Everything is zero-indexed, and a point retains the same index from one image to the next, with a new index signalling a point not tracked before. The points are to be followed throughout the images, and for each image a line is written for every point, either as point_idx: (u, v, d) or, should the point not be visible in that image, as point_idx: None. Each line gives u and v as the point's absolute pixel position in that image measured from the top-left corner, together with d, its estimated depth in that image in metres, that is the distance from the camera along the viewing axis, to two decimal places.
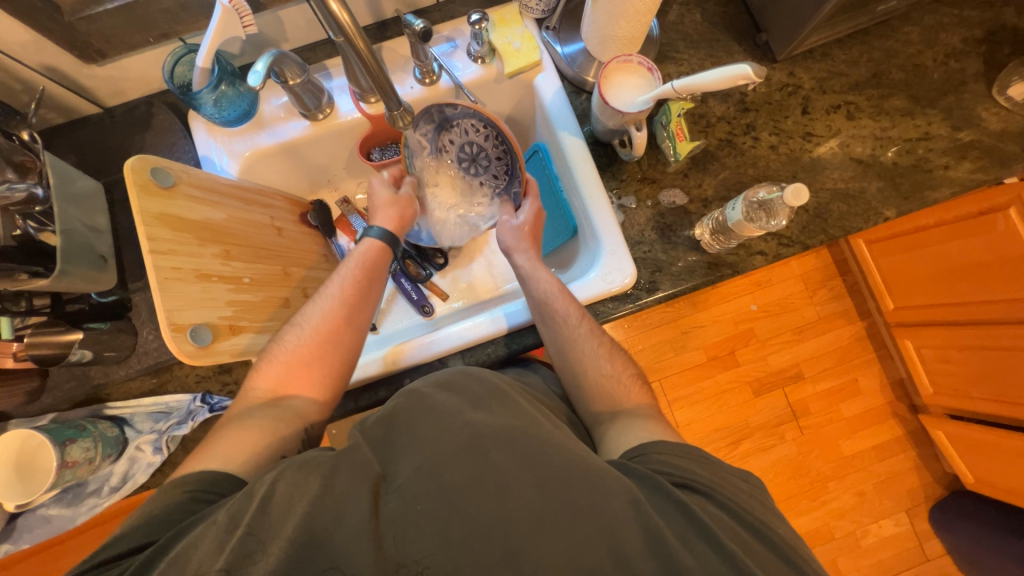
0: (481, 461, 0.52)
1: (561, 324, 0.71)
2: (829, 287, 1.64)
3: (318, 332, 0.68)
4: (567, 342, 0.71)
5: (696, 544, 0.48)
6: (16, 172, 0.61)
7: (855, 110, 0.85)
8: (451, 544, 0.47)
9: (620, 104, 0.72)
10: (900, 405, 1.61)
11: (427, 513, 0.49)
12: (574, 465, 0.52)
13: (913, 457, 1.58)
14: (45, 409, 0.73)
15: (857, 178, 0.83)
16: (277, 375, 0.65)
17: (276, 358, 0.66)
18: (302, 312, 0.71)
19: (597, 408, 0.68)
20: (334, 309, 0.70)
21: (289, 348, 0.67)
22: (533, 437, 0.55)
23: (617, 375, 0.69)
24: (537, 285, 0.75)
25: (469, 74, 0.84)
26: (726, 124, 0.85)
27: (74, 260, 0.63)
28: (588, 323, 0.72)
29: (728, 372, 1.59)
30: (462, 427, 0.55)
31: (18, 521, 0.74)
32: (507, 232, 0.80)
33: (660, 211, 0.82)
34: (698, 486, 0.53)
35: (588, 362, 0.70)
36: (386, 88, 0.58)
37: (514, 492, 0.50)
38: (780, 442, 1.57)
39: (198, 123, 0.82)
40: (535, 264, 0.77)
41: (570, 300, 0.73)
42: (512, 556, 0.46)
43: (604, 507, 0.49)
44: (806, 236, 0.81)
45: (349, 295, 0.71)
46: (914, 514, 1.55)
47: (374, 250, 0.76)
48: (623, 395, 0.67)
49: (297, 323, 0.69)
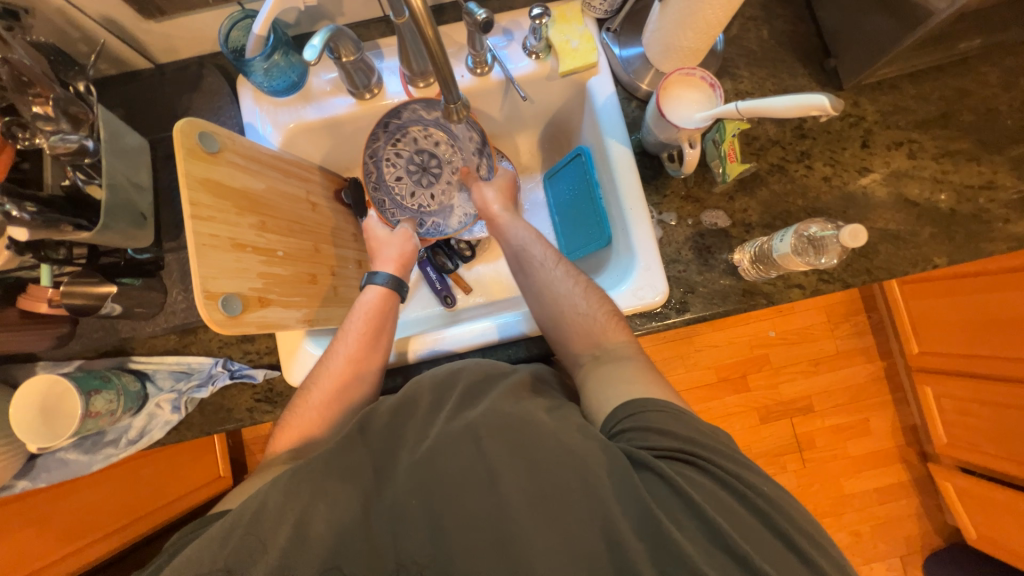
0: (474, 450, 0.52)
1: (538, 267, 0.75)
2: (853, 322, 1.59)
3: (328, 393, 0.68)
4: (542, 285, 0.73)
5: (687, 524, 0.47)
6: (70, 123, 0.60)
7: (918, 149, 0.81)
8: (444, 533, 0.49)
9: (677, 118, 0.69)
10: (910, 452, 1.57)
11: (419, 506, 0.50)
12: (568, 453, 0.50)
13: (915, 505, 1.55)
14: (73, 355, 0.75)
15: (909, 220, 0.80)
16: (289, 437, 0.65)
17: (290, 423, 0.66)
18: (311, 374, 0.71)
19: (578, 349, 0.68)
20: (341, 366, 0.70)
21: (301, 410, 0.67)
22: (527, 426, 0.53)
23: (594, 312, 0.69)
24: (517, 235, 0.80)
25: (522, 69, 0.83)
26: (780, 149, 0.82)
27: (116, 215, 0.63)
28: (564, 266, 0.75)
29: (738, 395, 1.57)
30: (455, 421, 0.54)
31: (38, 460, 0.76)
32: (487, 191, 0.86)
33: (700, 231, 0.80)
34: (683, 455, 0.51)
35: (564, 301, 0.71)
36: (453, 87, 0.57)
37: (505, 482, 0.49)
38: (781, 472, 1.55)
39: (246, 90, 0.82)
40: (512, 217, 0.83)
41: (547, 246, 0.78)
42: (505, 545, 0.47)
43: (595, 491, 0.48)
44: (848, 274, 0.78)
45: (355, 351, 0.71)
46: (907, 561, 1.52)
47: (378, 298, 0.76)
48: (600, 333, 0.67)
49: (307, 386, 0.70)
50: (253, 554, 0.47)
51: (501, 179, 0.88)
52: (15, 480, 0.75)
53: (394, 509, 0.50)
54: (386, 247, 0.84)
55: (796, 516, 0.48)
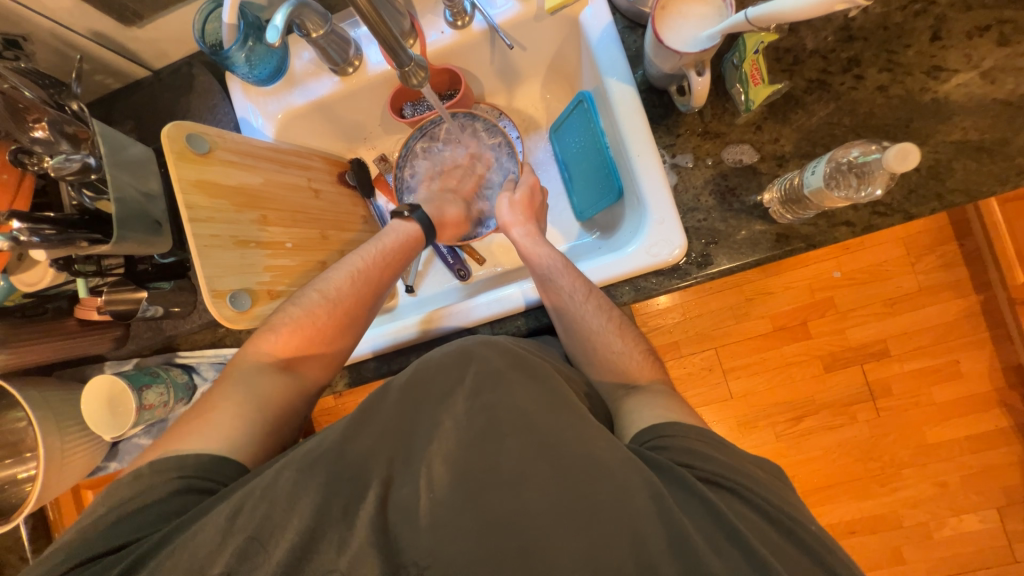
0: (495, 448, 0.51)
1: (566, 302, 0.68)
2: (939, 253, 1.37)
3: (346, 299, 0.70)
4: (573, 320, 0.67)
5: (724, 548, 0.44)
6: (70, 143, 0.65)
7: (1013, 30, 0.64)
8: (462, 535, 0.47)
9: (678, 43, 0.60)
10: (1012, 394, 1.37)
11: (443, 503, 0.49)
12: (592, 461, 0.48)
13: (1017, 453, 1.36)
14: (129, 355, 0.83)
15: (1001, 124, 0.64)
16: (290, 341, 0.66)
17: (295, 325, 0.67)
18: (323, 279, 0.72)
19: (611, 381, 0.65)
20: (360, 286, 0.72)
21: (308, 315, 0.68)
22: (552, 425, 0.52)
23: (629, 352, 0.66)
24: (541, 262, 0.73)
25: (505, 13, 0.75)
26: (821, 59, 0.68)
27: (129, 226, 0.67)
28: (596, 298, 0.68)
29: (796, 344, 1.44)
30: (479, 411, 0.54)
31: (120, 446, 0.88)
32: (505, 205, 0.80)
33: (723, 171, 0.70)
34: (724, 481, 0.48)
35: (598, 339, 0.66)
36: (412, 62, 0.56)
37: (529, 487, 0.48)
38: (850, 423, 1.42)
39: (235, 84, 0.82)
40: (533, 240, 0.76)
41: (575, 276, 0.70)
42: (526, 554, 0.45)
43: (624, 501, 0.46)
44: (913, 202, 0.65)
45: (376, 275, 0.73)
46: (1007, 514, 1.36)
47: (407, 232, 0.78)
48: (635, 370, 0.64)
49: (318, 290, 0.70)
50: (262, 554, 0.46)
51: (524, 188, 0.81)
52: (107, 462, 0.89)
53: (411, 496, 0.50)
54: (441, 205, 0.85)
55: (841, 553, 0.45)
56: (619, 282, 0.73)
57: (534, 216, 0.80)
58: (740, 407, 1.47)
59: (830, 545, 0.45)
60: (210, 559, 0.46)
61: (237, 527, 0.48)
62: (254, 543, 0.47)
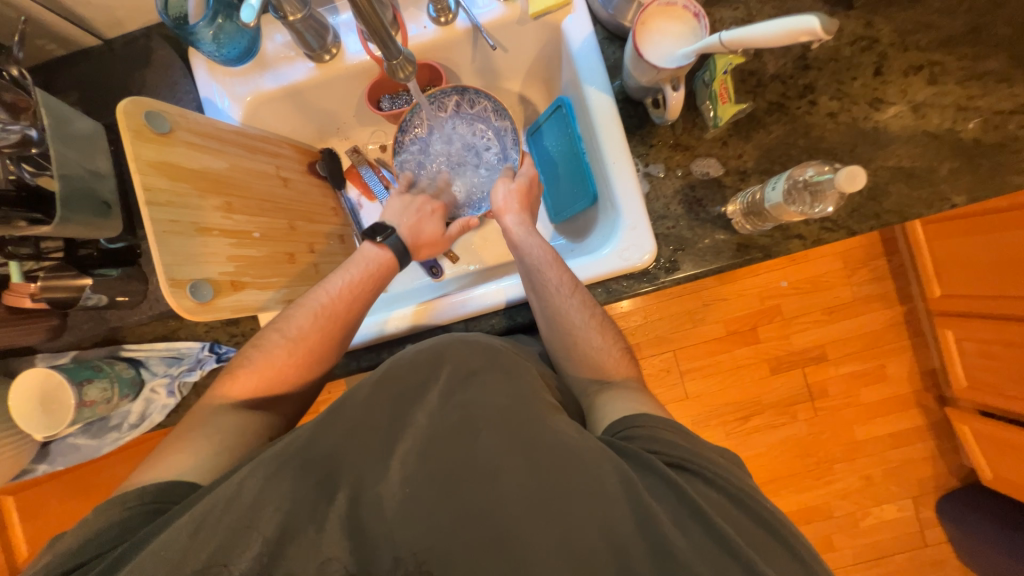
0: (470, 440, 0.51)
1: (552, 294, 0.69)
2: (871, 267, 1.51)
3: (309, 344, 0.67)
4: (556, 313, 0.68)
5: (688, 526, 0.46)
6: (9, 112, 0.57)
7: (940, 72, 0.72)
8: (440, 529, 0.47)
9: (657, 58, 0.63)
10: (927, 395, 1.53)
11: (418, 497, 0.49)
12: (566, 450, 0.50)
13: (930, 448, 1.53)
14: (66, 347, 0.76)
15: (927, 155, 0.72)
16: (253, 385, 0.64)
17: (257, 368, 0.64)
18: (286, 318, 0.68)
19: (587, 377, 0.67)
20: (325, 319, 0.68)
21: (271, 358, 0.65)
22: (527, 418, 0.53)
23: (607, 349, 0.67)
24: (530, 252, 0.73)
25: (489, 13, 0.76)
26: (781, 84, 0.74)
27: (74, 207, 0.62)
28: (580, 294, 0.69)
29: (747, 347, 1.53)
30: (456, 407, 0.54)
31: (52, 447, 0.80)
32: (502, 190, 0.79)
33: (691, 182, 0.75)
34: (690, 465, 0.51)
35: (579, 334, 0.67)
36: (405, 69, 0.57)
37: (506, 476, 0.49)
38: (791, 421, 1.54)
39: (198, 61, 0.77)
40: (527, 229, 0.75)
41: (563, 270, 0.70)
42: (503, 543, 0.46)
43: (596, 490, 0.47)
44: (855, 220, 0.72)
45: (343, 307, 0.69)
46: (920, 503, 1.52)
47: (377, 257, 0.74)
48: (611, 367, 0.66)
49: (281, 331, 0.67)
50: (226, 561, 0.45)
51: (523, 181, 0.80)
52: (35, 464, 0.80)
53: (384, 492, 0.49)
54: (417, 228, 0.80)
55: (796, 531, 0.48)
56: (592, 283, 0.75)
57: (529, 208, 0.80)
58: (693, 407, 1.54)
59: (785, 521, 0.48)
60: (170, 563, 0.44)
61: (203, 525, 0.45)
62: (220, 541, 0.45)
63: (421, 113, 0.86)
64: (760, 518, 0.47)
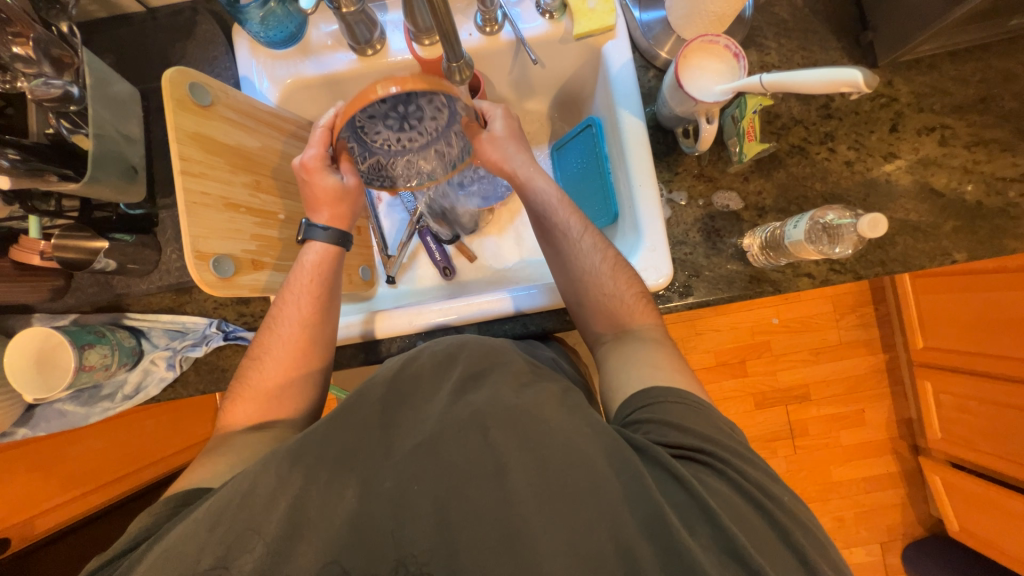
0: (480, 438, 0.51)
1: (561, 238, 0.70)
2: (859, 313, 1.57)
3: (281, 364, 0.66)
4: (568, 258, 0.69)
5: (698, 527, 0.46)
6: (53, 66, 0.59)
7: (950, 135, 0.76)
8: (448, 528, 0.47)
9: (695, 90, 0.66)
10: (902, 444, 1.58)
11: (426, 489, 0.49)
12: (574, 448, 0.50)
13: (901, 496, 1.56)
14: (68, 309, 0.75)
15: (933, 212, 0.75)
16: (253, 400, 0.65)
17: (242, 394, 0.66)
18: (257, 344, 0.69)
19: (601, 328, 0.68)
20: (290, 332, 0.67)
21: (254, 381, 0.66)
22: (535, 419, 0.52)
23: (620, 293, 0.67)
24: (537, 196, 0.72)
25: (534, 29, 0.78)
26: (803, 129, 0.78)
27: (104, 168, 0.62)
28: (592, 236, 0.70)
29: (735, 380, 1.57)
30: (462, 405, 0.54)
31: (37, 410, 0.77)
32: (491, 142, 0.69)
33: (711, 213, 0.77)
34: (699, 455, 0.51)
35: (591, 280, 0.68)
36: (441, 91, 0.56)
37: (514, 474, 0.49)
38: (771, 457, 1.56)
39: (241, 40, 0.78)
40: (530, 170, 0.71)
41: (572, 212, 0.71)
42: (511, 541, 0.46)
43: (603, 491, 0.48)
44: (862, 265, 0.75)
45: (305, 315, 0.68)
46: (887, 549, 1.55)
47: (322, 256, 0.70)
48: (625, 315, 0.66)
49: (254, 357, 0.68)
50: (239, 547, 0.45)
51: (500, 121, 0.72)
52: (15, 428, 0.76)
53: (394, 488, 0.49)
54: (332, 200, 0.70)
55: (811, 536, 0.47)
56: None
57: (520, 139, 0.73)
58: None
59: (800, 519, 0.48)
60: (189, 543, 0.45)
61: (220, 520, 0.47)
62: (233, 533, 0.46)
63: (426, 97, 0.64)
64: (781, 527, 0.46)
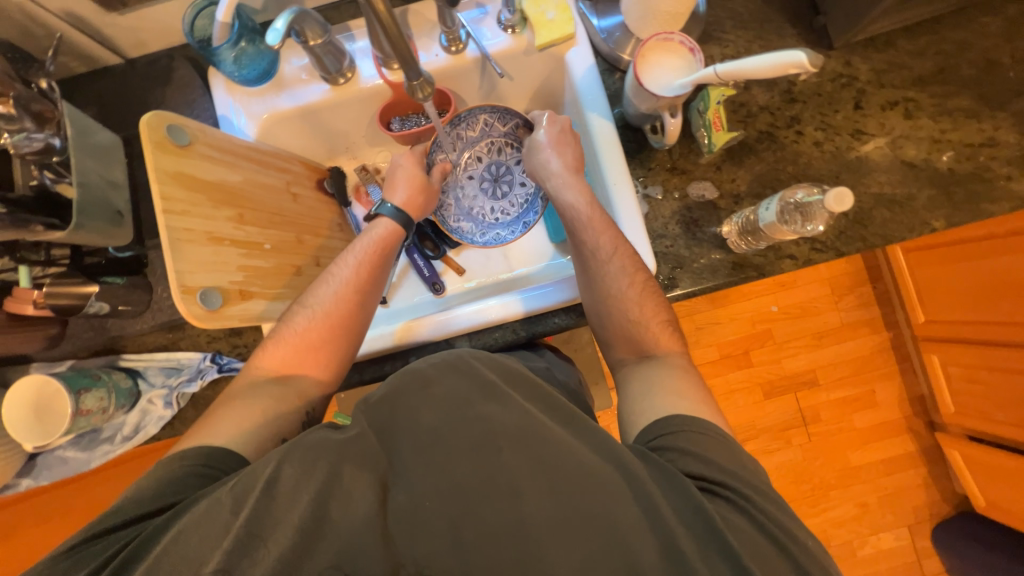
0: (493, 458, 0.50)
1: (589, 257, 0.71)
2: (857, 293, 1.56)
3: (325, 324, 0.67)
4: (598, 278, 0.70)
5: (713, 557, 0.45)
6: (35, 121, 0.61)
7: (915, 107, 0.78)
8: (463, 546, 0.47)
9: (656, 87, 0.67)
10: (916, 421, 1.56)
11: (437, 510, 0.48)
12: (587, 471, 0.49)
13: (923, 475, 1.53)
14: (64, 355, 0.76)
15: (906, 183, 0.76)
16: (283, 357, 0.65)
17: (284, 341, 0.66)
18: (308, 293, 0.71)
19: (623, 353, 0.68)
20: (345, 293, 0.69)
21: (297, 330, 0.67)
22: (548, 434, 0.51)
23: (645, 321, 0.67)
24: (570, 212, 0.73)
25: (497, 44, 0.81)
26: (769, 115, 0.79)
27: (89, 214, 0.64)
28: (621, 259, 0.70)
29: (741, 371, 1.55)
30: (474, 420, 0.52)
31: (38, 459, 0.77)
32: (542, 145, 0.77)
33: (687, 204, 0.78)
34: (721, 490, 0.49)
35: (618, 305, 0.68)
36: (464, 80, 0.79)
37: (528, 497, 0.48)
38: (785, 446, 1.54)
39: (217, 80, 0.81)
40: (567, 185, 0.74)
41: (605, 233, 0.71)
42: (526, 563, 0.45)
43: (614, 507, 0.47)
44: (842, 242, 0.76)
45: (362, 280, 0.71)
46: (915, 531, 1.51)
47: (387, 232, 0.75)
48: (651, 341, 0.66)
49: (304, 304, 0.69)
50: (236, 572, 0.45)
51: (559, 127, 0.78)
52: (19, 479, 0.77)
53: (403, 507, 0.49)
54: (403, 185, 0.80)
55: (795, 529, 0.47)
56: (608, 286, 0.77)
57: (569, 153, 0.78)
58: None
59: (792, 532, 0.47)
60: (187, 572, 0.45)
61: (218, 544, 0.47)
62: None
63: (507, 148, 0.95)
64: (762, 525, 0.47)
